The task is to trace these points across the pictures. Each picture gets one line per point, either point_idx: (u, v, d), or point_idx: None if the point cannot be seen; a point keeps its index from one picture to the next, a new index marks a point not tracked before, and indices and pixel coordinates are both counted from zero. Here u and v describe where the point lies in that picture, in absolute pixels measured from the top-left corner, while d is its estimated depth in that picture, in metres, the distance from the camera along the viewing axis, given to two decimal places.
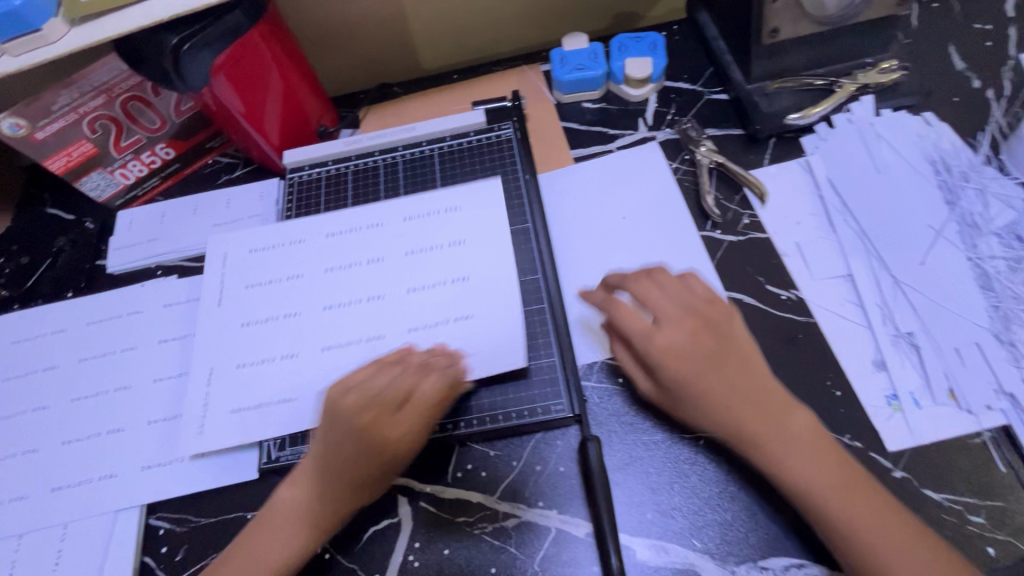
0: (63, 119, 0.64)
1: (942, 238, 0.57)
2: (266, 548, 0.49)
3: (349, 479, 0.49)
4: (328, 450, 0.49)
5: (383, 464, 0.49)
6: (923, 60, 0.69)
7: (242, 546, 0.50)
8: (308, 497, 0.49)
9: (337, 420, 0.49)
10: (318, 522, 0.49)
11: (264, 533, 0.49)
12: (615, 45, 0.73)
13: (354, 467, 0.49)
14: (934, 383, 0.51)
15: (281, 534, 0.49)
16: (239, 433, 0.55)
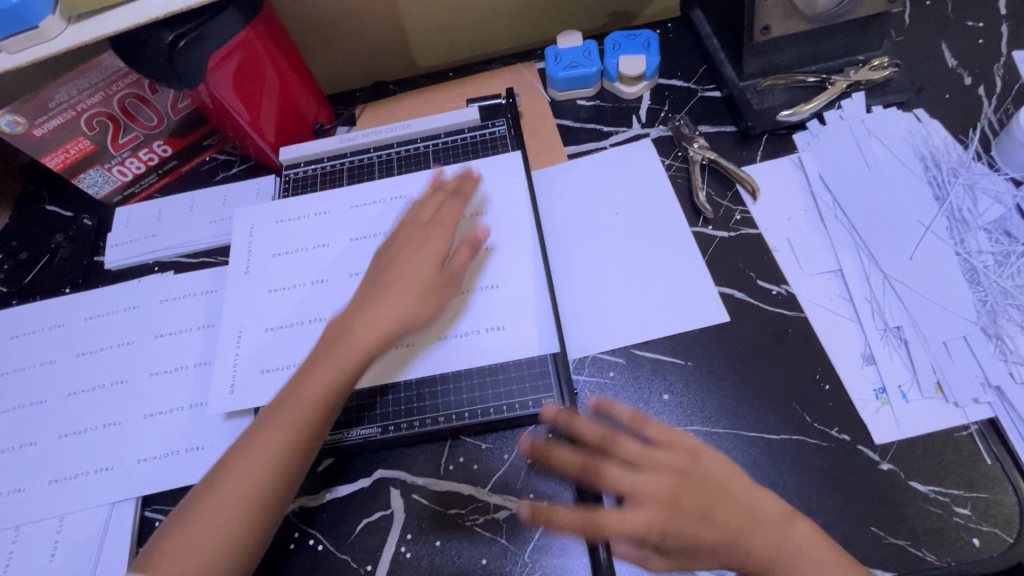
0: (61, 116, 0.65)
1: (930, 233, 0.57)
2: (313, 378, 0.50)
3: (392, 292, 0.54)
4: (372, 281, 0.56)
5: (421, 270, 0.55)
6: (915, 58, 0.70)
7: (288, 393, 0.50)
8: (352, 326, 0.53)
9: (387, 252, 0.58)
10: (363, 342, 0.52)
11: (314, 368, 0.51)
12: (609, 43, 0.73)
13: (396, 277, 0.55)
14: (922, 377, 0.52)
15: (333, 359, 0.51)
16: (265, 393, 0.57)
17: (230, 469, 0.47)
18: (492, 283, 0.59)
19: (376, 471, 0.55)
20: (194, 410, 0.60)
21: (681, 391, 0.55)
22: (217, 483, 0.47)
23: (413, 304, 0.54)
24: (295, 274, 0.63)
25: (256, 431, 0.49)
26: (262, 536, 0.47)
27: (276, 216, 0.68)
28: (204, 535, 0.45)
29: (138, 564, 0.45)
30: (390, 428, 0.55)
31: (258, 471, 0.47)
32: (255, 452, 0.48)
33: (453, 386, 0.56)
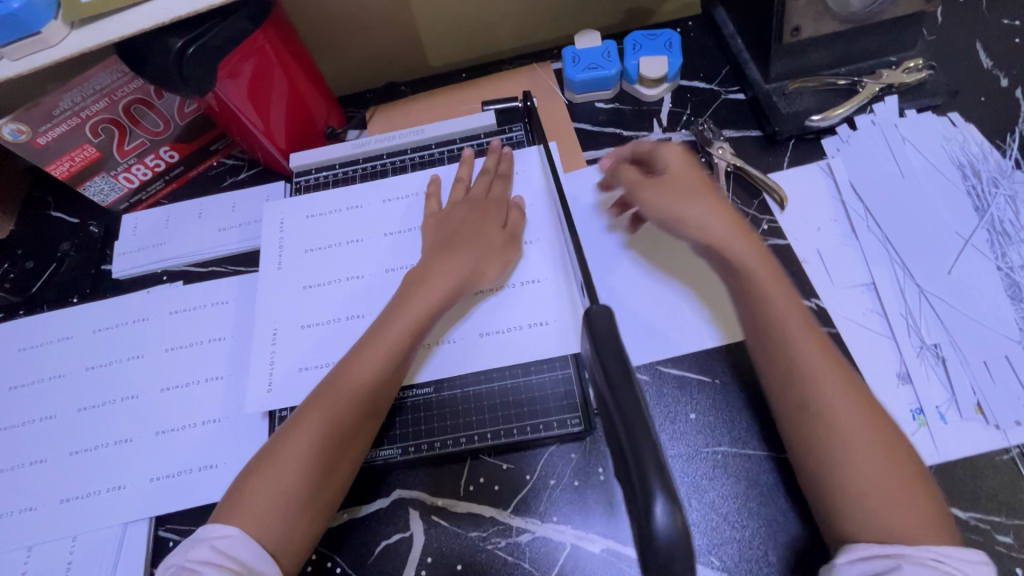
0: (65, 124, 0.63)
1: (969, 247, 0.55)
2: (383, 338, 0.53)
3: (454, 256, 0.57)
4: (431, 248, 0.59)
5: (479, 237, 0.58)
6: (949, 59, 0.67)
7: (357, 352, 0.53)
8: (419, 285, 0.55)
9: (443, 221, 0.61)
10: (431, 299, 0.55)
11: (385, 323, 0.54)
12: (630, 43, 0.71)
13: (455, 242, 0.58)
14: (960, 398, 0.50)
15: (401, 317, 0.54)
16: (304, 391, 0.57)
17: (309, 417, 0.50)
18: (532, 279, 0.59)
19: (395, 492, 0.54)
20: (208, 426, 0.59)
21: (709, 410, 0.53)
22: (295, 433, 0.50)
23: (482, 262, 0.57)
24: (332, 269, 0.63)
25: (333, 382, 0.52)
26: (340, 481, 0.50)
27: (307, 209, 0.67)
28: (286, 479, 0.48)
29: (223, 508, 0.48)
30: (410, 450, 0.54)
31: (336, 420, 0.50)
32: (308, 414, 0.50)
33: (475, 405, 0.55)
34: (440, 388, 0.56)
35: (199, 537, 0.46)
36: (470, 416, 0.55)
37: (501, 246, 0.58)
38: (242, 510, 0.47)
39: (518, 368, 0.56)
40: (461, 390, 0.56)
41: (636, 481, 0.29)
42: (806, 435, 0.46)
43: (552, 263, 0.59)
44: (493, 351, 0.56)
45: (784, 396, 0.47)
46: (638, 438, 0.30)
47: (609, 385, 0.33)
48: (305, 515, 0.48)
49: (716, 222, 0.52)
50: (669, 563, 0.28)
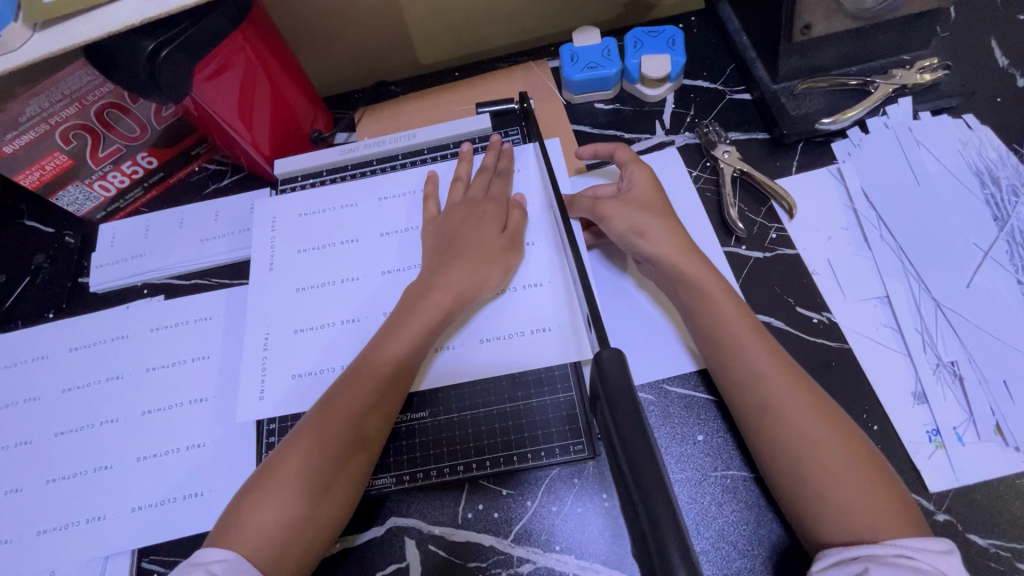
0: (33, 131, 0.59)
1: (989, 260, 0.53)
2: (385, 347, 0.51)
3: (458, 265, 0.54)
4: (434, 256, 0.56)
5: (483, 243, 0.55)
6: (963, 56, 0.64)
7: (358, 366, 0.51)
8: (423, 294, 0.53)
9: (444, 224, 0.58)
10: (437, 306, 0.52)
11: (390, 333, 0.52)
12: (630, 40, 0.67)
13: (459, 249, 0.55)
14: (980, 418, 0.48)
15: (405, 326, 0.52)
16: (297, 400, 0.54)
17: (308, 433, 0.48)
18: (534, 281, 0.56)
19: (389, 520, 0.51)
20: (192, 451, 0.56)
21: (718, 433, 0.51)
22: (297, 445, 0.47)
23: (484, 272, 0.54)
24: (326, 270, 0.60)
25: (334, 398, 0.49)
26: (343, 501, 0.47)
27: (297, 210, 0.64)
28: (287, 498, 0.45)
29: (220, 530, 0.45)
30: (404, 479, 0.52)
31: (338, 435, 0.48)
32: (308, 424, 0.48)
33: (472, 430, 0.53)
34: (435, 413, 0.54)
35: (194, 561, 0.43)
36: (466, 442, 0.52)
37: (506, 250, 0.55)
38: (241, 532, 0.44)
39: (517, 390, 0.53)
40: (457, 414, 0.53)
41: (657, 564, 0.25)
42: (766, 438, 0.45)
43: (552, 267, 0.57)
44: (493, 358, 0.53)
45: (737, 398, 0.47)
46: (659, 513, 0.26)
47: (623, 448, 0.29)
48: (305, 532, 0.45)
49: (669, 238, 0.53)
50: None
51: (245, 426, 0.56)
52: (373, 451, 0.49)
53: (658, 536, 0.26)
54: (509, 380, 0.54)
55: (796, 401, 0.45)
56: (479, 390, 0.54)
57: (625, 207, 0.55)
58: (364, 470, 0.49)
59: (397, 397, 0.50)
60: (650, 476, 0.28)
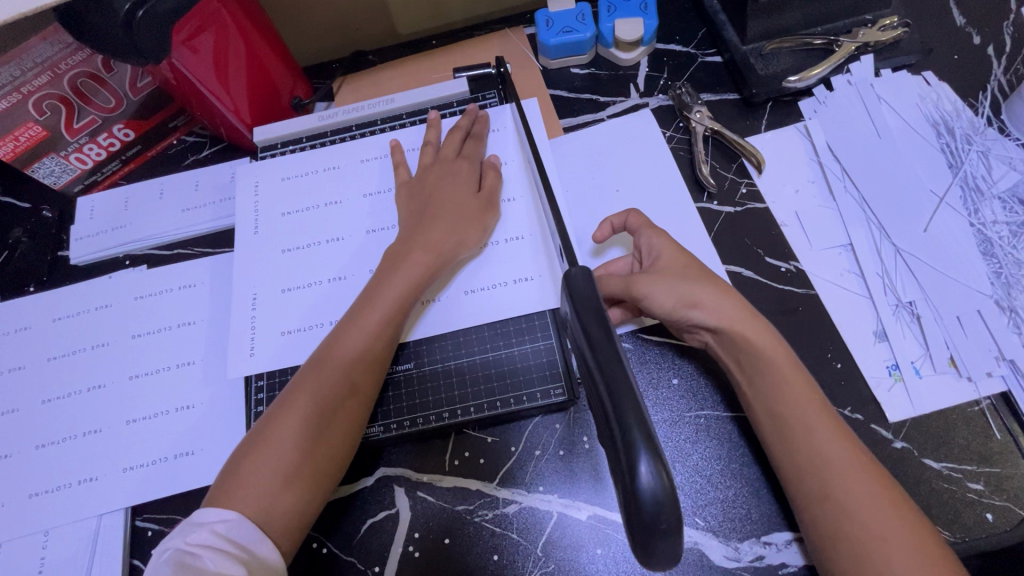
0: (6, 99, 0.59)
1: (944, 205, 0.56)
2: (367, 312, 0.52)
3: (437, 224, 0.55)
4: (412, 214, 0.57)
5: (465, 200, 0.57)
6: (923, 16, 0.66)
7: (343, 327, 0.52)
8: (406, 253, 0.54)
9: (418, 183, 0.59)
10: (422, 267, 0.53)
11: (371, 298, 0.52)
12: (604, 4, 0.68)
13: (439, 206, 0.56)
14: (935, 351, 0.51)
15: (388, 291, 0.52)
16: (286, 355, 0.56)
17: (298, 396, 0.49)
18: (515, 235, 0.58)
19: (379, 470, 0.53)
20: (181, 412, 0.57)
21: (691, 375, 0.53)
22: (288, 404, 0.49)
23: (462, 233, 0.55)
24: (311, 231, 0.61)
25: (319, 363, 0.50)
26: (339, 458, 0.49)
27: (279, 175, 0.64)
28: (280, 458, 0.47)
29: (217, 491, 0.46)
30: (391, 427, 0.53)
31: (327, 398, 0.48)
32: (297, 394, 0.49)
33: (457, 378, 0.54)
34: (420, 363, 0.55)
35: (196, 521, 0.45)
36: (452, 390, 0.54)
37: (487, 207, 0.57)
38: (238, 492, 0.46)
39: (499, 340, 0.55)
40: (442, 364, 0.55)
41: (620, 443, 0.30)
42: (809, 495, 0.43)
43: (531, 222, 0.58)
44: (474, 308, 0.56)
45: (781, 451, 0.45)
46: (622, 403, 0.30)
47: (597, 366, 0.33)
48: (297, 493, 0.46)
49: (705, 285, 0.48)
50: (655, 522, 0.29)
51: (233, 386, 0.57)
52: (362, 412, 0.50)
53: (621, 421, 0.30)
54: (491, 331, 0.55)
55: (792, 383, 0.46)
56: (463, 340, 0.55)
57: (664, 280, 0.49)
58: (356, 430, 0.50)
59: (384, 357, 0.51)
60: (615, 374, 0.31)
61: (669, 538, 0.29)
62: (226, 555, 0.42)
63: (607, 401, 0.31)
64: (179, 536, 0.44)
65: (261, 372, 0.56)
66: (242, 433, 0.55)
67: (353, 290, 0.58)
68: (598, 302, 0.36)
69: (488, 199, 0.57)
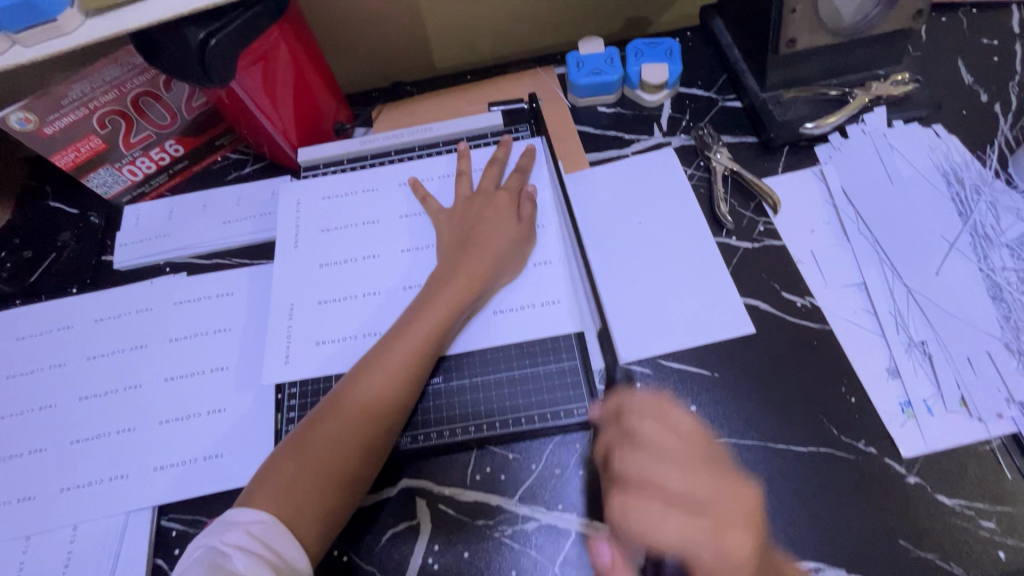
0: (73, 113, 0.63)
1: (954, 250, 0.59)
2: (410, 328, 0.54)
3: (477, 248, 0.58)
4: (452, 241, 0.61)
5: (500, 228, 0.60)
6: (931, 74, 0.71)
7: (383, 346, 0.54)
8: (445, 279, 0.57)
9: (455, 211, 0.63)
10: (463, 289, 0.56)
11: (410, 320, 0.55)
12: (630, 50, 0.73)
13: (477, 232, 0.60)
14: (946, 391, 0.53)
15: (425, 317, 0.55)
16: (318, 364, 0.58)
17: (338, 406, 0.51)
18: (544, 260, 0.60)
19: (402, 482, 0.54)
20: (213, 416, 0.59)
21: (708, 403, 0.55)
22: (328, 415, 0.51)
23: (502, 258, 0.58)
24: (346, 249, 0.64)
25: (357, 378, 0.52)
26: (369, 470, 0.50)
27: (321, 194, 0.68)
28: (314, 464, 0.48)
29: (250, 493, 0.48)
30: (419, 438, 0.55)
31: (366, 414, 0.50)
32: (337, 404, 0.51)
33: (483, 396, 0.56)
34: (448, 377, 0.57)
35: (229, 520, 0.46)
36: (478, 406, 0.56)
37: (523, 240, 0.60)
38: (270, 494, 0.47)
39: (525, 359, 0.57)
40: (469, 380, 0.57)
41: None
42: None
43: (556, 251, 0.61)
44: (508, 326, 0.58)
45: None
46: None
47: None
48: (329, 501, 0.48)
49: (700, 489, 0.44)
50: None
51: (263, 393, 0.59)
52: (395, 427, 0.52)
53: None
54: (517, 350, 0.58)
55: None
56: (491, 358, 0.58)
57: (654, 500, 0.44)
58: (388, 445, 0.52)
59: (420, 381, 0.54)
60: None
61: None
62: (258, 559, 0.44)
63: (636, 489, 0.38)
64: (212, 534, 0.46)
65: (293, 384, 0.58)
66: (270, 436, 0.57)
67: (384, 305, 0.60)
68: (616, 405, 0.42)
69: (524, 229, 0.60)
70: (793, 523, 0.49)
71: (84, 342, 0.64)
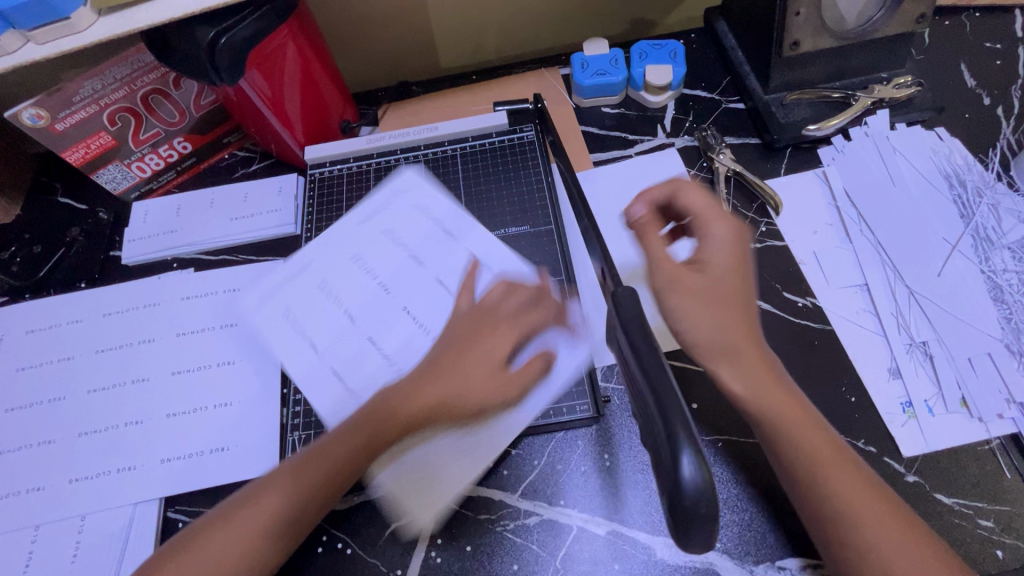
0: (84, 110, 0.64)
1: (955, 252, 0.59)
2: (372, 431, 0.47)
3: (482, 346, 0.48)
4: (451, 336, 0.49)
5: (511, 334, 0.48)
6: (935, 77, 0.71)
7: (342, 437, 0.47)
8: (431, 377, 0.48)
9: None
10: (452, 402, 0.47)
11: (378, 415, 0.47)
12: (635, 51, 0.73)
13: (485, 329, 0.48)
14: (946, 392, 0.53)
15: (410, 404, 0.47)
16: (324, 359, 0.59)
17: (279, 486, 0.47)
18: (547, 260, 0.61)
19: None
20: (219, 409, 0.59)
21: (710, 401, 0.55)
22: (262, 494, 0.46)
23: (504, 371, 0.47)
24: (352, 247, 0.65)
25: (309, 460, 0.47)
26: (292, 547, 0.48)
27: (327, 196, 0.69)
28: (242, 542, 0.45)
29: (173, 548, 0.46)
30: None
31: (304, 499, 0.47)
32: (280, 485, 0.47)
33: None
34: None
35: None
36: None
37: (538, 296, 0.52)
38: (189, 554, 0.45)
39: None
40: None
41: (663, 441, 0.31)
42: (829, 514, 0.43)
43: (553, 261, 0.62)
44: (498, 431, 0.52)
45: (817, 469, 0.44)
46: (665, 399, 0.31)
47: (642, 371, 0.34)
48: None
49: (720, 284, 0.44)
50: (695, 510, 0.29)
51: (269, 388, 0.60)
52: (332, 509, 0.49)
53: (667, 421, 0.31)
54: None
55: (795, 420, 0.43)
56: None
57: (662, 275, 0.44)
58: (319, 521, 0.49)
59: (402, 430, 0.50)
60: (657, 375, 0.32)
61: (708, 525, 0.30)
62: None
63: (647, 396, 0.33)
64: None
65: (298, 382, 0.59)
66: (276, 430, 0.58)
67: (389, 302, 0.61)
68: (644, 321, 0.36)
69: (545, 320, 0.51)
70: (794, 520, 0.50)
71: (93, 335, 0.65)
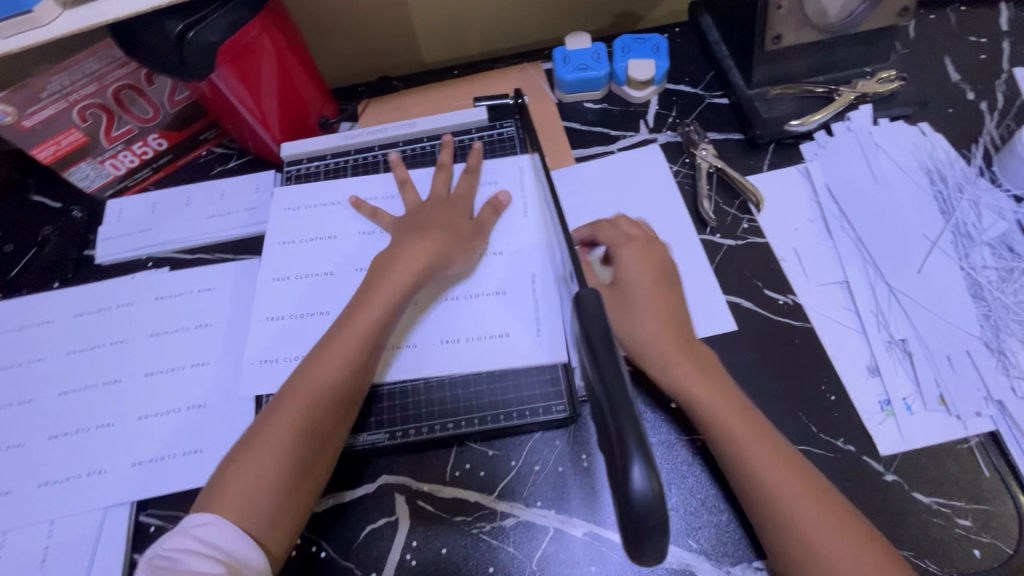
0: (53, 106, 0.62)
1: (936, 248, 0.59)
2: (330, 352, 0.51)
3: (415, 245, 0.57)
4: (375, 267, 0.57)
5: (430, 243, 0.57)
6: (918, 71, 0.71)
7: (304, 376, 0.51)
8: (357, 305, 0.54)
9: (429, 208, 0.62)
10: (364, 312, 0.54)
11: (336, 338, 0.52)
12: (617, 45, 0.72)
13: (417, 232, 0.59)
14: (925, 389, 0.53)
15: (346, 330, 0.52)
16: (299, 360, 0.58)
17: (263, 452, 0.47)
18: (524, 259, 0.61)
19: (381, 478, 0.54)
20: (192, 411, 0.58)
21: None
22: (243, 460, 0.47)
23: (449, 252, 0.58)
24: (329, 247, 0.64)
25: (275, 417, 0.49)
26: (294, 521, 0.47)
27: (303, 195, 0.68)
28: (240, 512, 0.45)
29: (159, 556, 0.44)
30: (397, 435, 0.54)
31: (292, 453, 0.47)
32: (258, 454, 0.47)
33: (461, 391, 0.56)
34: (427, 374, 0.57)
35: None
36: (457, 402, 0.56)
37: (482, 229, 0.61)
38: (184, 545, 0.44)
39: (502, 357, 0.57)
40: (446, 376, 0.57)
41: (616, 451, 0.30)
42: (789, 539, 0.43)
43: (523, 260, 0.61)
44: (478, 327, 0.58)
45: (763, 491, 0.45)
46: (620, 409, 0.31)
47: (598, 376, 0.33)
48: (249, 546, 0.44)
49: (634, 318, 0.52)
50: (644, 520, 0.29)
51: None
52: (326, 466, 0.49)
53: (619, 430, 0.30)
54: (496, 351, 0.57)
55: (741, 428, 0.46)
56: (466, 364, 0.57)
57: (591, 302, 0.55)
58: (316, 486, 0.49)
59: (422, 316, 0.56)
60: (613, 383, 0.32)
61: (657, 536, 0.29)
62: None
63: (601, 399, 0.32)
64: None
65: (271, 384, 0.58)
66: None
67: None
68: (606, 325, 0.35)
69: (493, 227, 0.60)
70: None
71: (65, 336, 0.64)
